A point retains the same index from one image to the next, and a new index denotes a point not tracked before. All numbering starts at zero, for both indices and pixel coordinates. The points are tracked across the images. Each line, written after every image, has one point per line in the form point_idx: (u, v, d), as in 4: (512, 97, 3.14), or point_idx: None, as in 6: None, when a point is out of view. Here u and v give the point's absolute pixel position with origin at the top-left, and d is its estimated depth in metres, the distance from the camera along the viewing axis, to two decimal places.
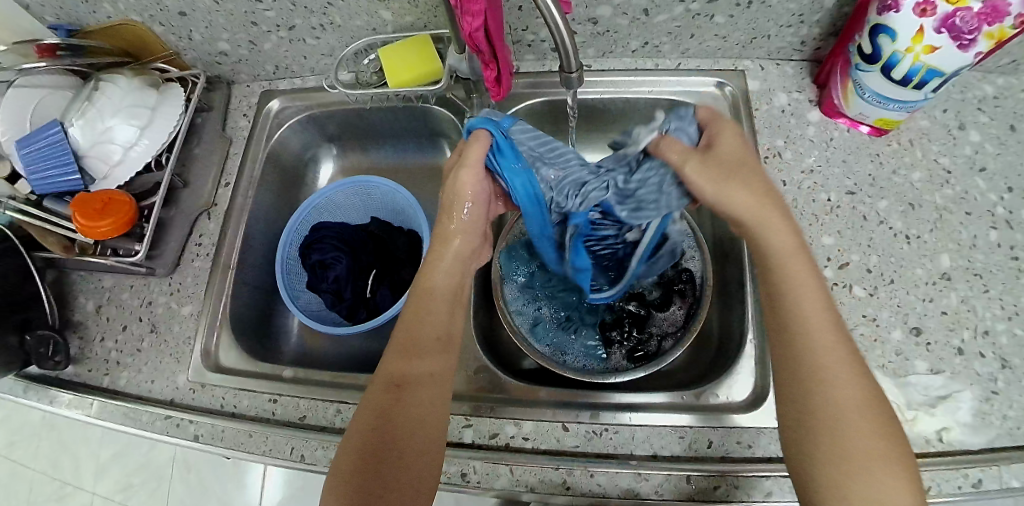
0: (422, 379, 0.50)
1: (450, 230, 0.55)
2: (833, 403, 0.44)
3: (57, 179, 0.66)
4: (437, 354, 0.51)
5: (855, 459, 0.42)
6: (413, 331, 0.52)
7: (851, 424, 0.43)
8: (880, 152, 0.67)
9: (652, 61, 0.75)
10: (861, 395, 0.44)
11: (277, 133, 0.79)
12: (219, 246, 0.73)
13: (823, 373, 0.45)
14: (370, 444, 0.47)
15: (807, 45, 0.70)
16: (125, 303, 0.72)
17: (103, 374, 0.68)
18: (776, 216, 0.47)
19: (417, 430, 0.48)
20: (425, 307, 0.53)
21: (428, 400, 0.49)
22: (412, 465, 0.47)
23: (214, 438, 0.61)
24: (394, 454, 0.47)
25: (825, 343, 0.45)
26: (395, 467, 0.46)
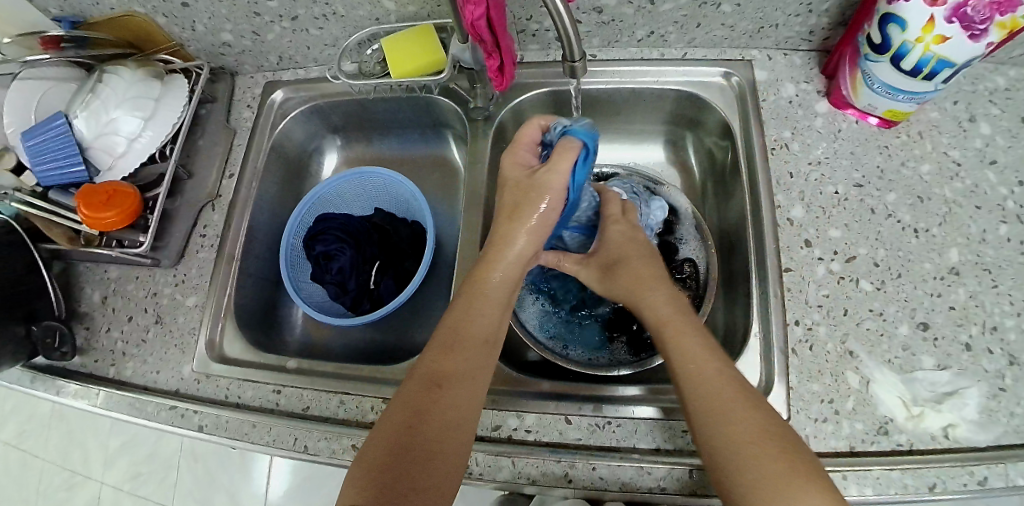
0: (459, 379, 0.50)
1: (511, 230, 0.56)
2: (728, 435, 0.44)
3: (62, 170, 0.67)
4: (477, 356, 0.51)
5: (758, 460, 0.43)
6: (458, 330, 0.52)
7: (744, 454, 0.43)
8: (889, 144, 0.65)
9: (658, 51, 0.74)
10: (756, 426, 0.45)
11: (280, 124, 0.79)
12: (223, 237, 0.73)
13: (707, 387, 0.47)
14: (403, 436, 0.46)
15: (816, 34, 0.68)
16: (130, 295, 0.72)
17: (109, 364, 0.69)
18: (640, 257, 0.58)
19: (453, 429, 0.48)
20: (473, 305, 0.53)
21: (465, 401, 0.49)
22: (441, 463, 0.46)
23: (219, 429, 0.62)
24: (425, 448, 0.46)
25: (708, 384, 0.48)
26: (425, 462, 0.45)
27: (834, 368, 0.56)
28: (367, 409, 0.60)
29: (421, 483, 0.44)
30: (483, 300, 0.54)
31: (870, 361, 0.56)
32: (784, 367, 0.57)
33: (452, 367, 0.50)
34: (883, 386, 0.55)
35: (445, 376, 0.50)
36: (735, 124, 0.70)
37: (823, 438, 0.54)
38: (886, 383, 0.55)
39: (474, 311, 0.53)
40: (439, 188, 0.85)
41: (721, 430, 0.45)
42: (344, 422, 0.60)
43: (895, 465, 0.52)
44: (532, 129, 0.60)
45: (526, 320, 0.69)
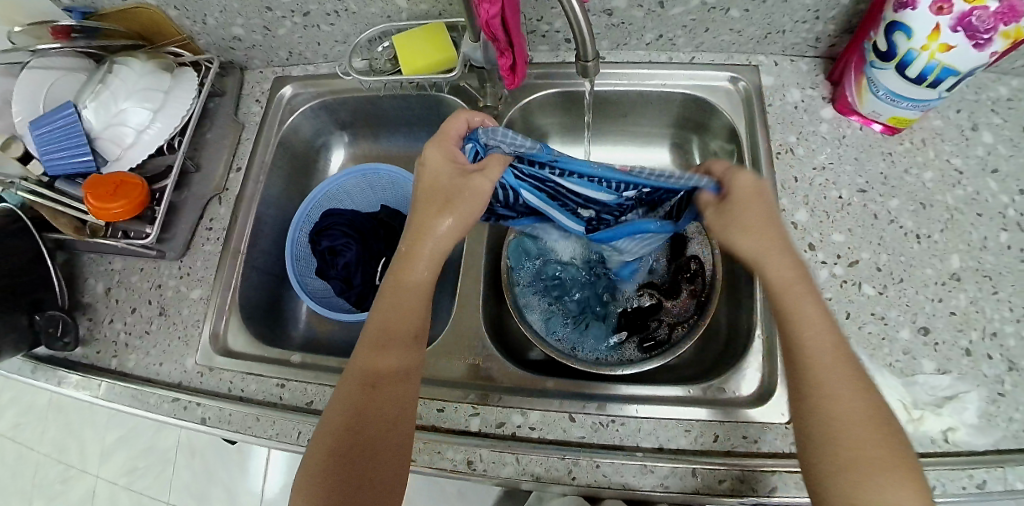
0: (394, 374, 0.50)
1: (425, 230, 0.52)
2: (832, 418, 0.44)
3: (69, 160, 0.66)
4: (407, 349, 0.51)
5: (861, 467, 0.42)
6: (387, 325, 0.51)
7: (841, 437, 0.43)
8: (892, 151, 0.66)
9: (665, 55, 0.74)
10: (863, 412, 0.44)
11: (289, 119, 0.79)
12: (229, 231, 0.73)
13: (821, 385, 0.45)
14: (343, 440, 0.48)
15: (822, 41, 0.69)
16: (134, 286, 0.72)
17: (112, 356, 0.69)
18: (780, 248, 0.49)
19: (392, 424, 0.49)
20: (401, 297, 0.52)
21: (400, 395, 0.50)
22: (384, 457, 0.48)
23: (222, 421, 0.62)
24: (367, 447, 0.48)
25: (818, 354, 0.46)
26: (369, 461, 0.47)
27: None
28: None
29: (366, 482, 0.47)
30: (409, 291, 0.52)
31: (872, 364, 0.57)
32: None
33: (382, 365, 0.50)
34: (885, 389, 0.56)
35: (378, 376, 0.50)
36: (740, 128, 0.71)
37: None
38: (888, 387, 0.56)
39: (405, 306, 0.52)
40: None
41: (822, 408, 0.44)
42: None
43: None
44: (459, 123, 0.54)
45: (534, 319, 0.70)
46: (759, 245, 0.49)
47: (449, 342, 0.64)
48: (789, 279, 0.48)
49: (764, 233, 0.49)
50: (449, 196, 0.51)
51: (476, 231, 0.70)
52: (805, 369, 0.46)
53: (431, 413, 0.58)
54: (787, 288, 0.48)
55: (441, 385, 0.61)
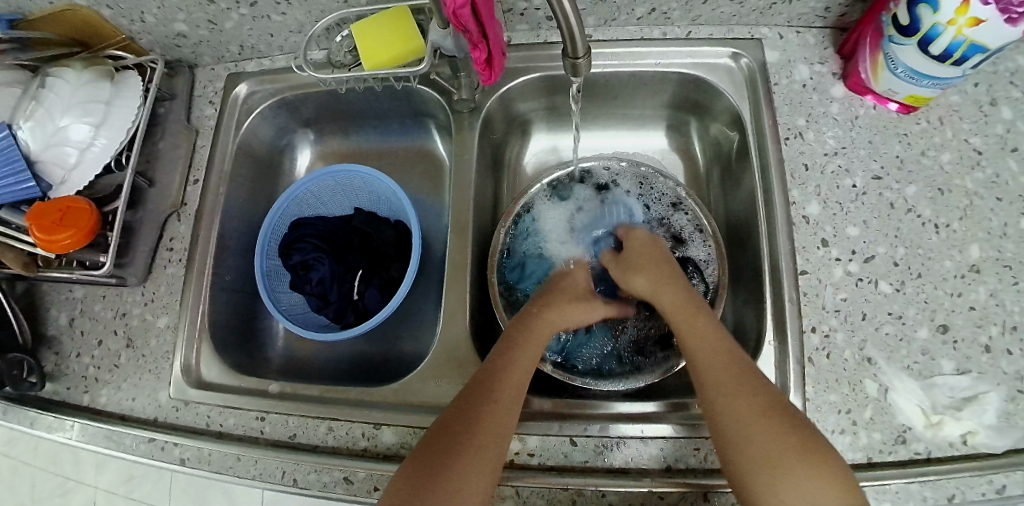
0: (507, 393, 0.49)
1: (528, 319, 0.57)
2: (730, 417, 0.46)
3: (9, 186, 0.60)
4: (524, 373, 0.51)
5: (773, 463, 0.43)
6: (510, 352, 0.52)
7: (745, 430, 0.45)
8: (908, 132, 0.61)
9: (659, 30, 0.68)
10: (759, 407, 0.46)
11: (247, 121, 0.72)
12: (193, 251, 0.67)
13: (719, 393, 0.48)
14: (446, 438, 0.47)
15: (831, 10, 0.63)
16: (98, 315, 0.67)
17: (81, 393, 0.64)
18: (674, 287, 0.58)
19: (492, 434, 0.47)
20: (530, 336, 0.54)
21: (507, 414, 0.48)
22: (477, 466, 0.45)
23: (202, 462, 0.58)
24: (465, 449, 0.46)
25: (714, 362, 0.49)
26: (464, 464, 0.45)
27: (852, 377, 0.54)
28: (359, 435, 0.56)
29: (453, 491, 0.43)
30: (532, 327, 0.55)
31: (889, 368, 0.54)
32: (800, 379, 0.54)
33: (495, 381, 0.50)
34: (903, 394, 0.53)
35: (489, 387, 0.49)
36: (744, 110, 0.65)
37: (841, 450, 0.52)
38: (906, 391, 0.53)
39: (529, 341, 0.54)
40: (425, 182, 0.79)
41: (727, 411, 0.47)
42: (334, 450, 0.56)
43: (919, 477, 0.50)
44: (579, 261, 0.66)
45: None
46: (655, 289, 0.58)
47: (438, 360, 0.60)
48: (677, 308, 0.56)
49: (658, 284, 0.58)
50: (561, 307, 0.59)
51: (460, 238, 0.64)
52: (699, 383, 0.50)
53: None
54: (686, 317, 0.54)
55: (430, 411, 0.57)
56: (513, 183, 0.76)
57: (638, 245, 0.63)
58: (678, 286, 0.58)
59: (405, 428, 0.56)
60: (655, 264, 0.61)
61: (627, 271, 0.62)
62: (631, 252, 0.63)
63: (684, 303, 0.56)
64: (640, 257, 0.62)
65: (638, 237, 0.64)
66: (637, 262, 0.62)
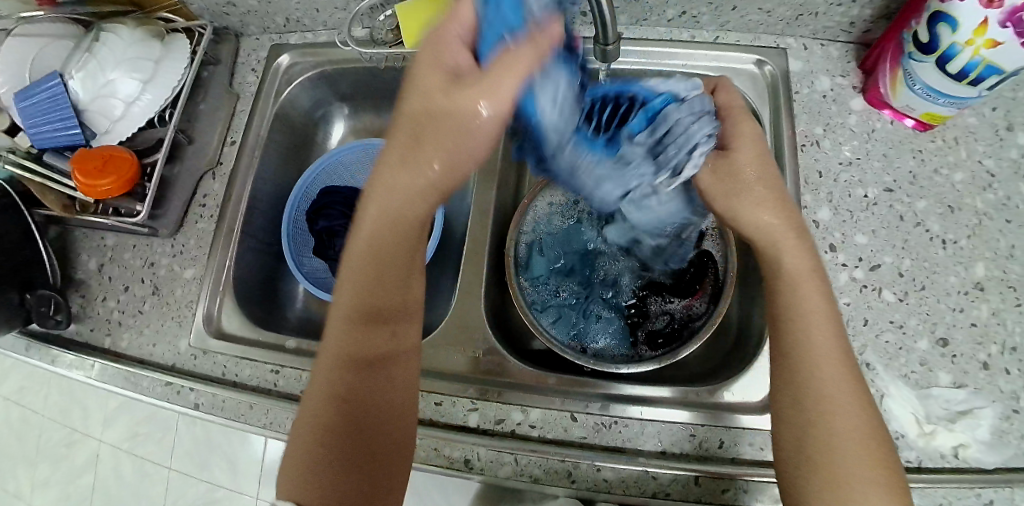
0: (383, 367, 0.48)
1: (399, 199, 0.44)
2: (832, 433, 0.43)
3: (55, 133, 0.63)
4: (410, 313, 0.50)
5: (848, 489, 0.41)
6: (377, 315, 0.48)
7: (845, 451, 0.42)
8: (923, 148, 0.62)
9: (688, 33, 0.70)
10: (862, 431, 0.43)
11: (285, 91, 0.75)
12: (223, 208, 0.70)
13: (825, 405, 0.44)
14: (340, 433, 0.46)
15: (856, 26, 0.65)
16: (127, 264, 0.70)
17: (105, 334, 0.68)
18: (793, 238, 0.48)
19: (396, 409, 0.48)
20: (386, 277, 0.48)
21: (395, 381, 0.49)
22: (389, 438, 0.48)
23: (215, 408, 0.60)
24: (369, 435, 0.47)
25: (827, 364, 0.45)
26: (379, 446, 0.47)
27: None
28: None
29: (372, 475, 0.47)
30: (394, 270, 0.47)
31: (886, 374, 0.55)
32: None
33: (374, 360, 0.48)
34: (897, 401, 0.54)
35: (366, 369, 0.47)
36: (764, 115, 0.66)
37: None
38: (902, 399, 0.54)
39: (398, 275, 0.48)
40: None
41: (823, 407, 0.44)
42: None
43: None
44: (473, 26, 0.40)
45: (540, 315, 0.67)
46: (772, 234, 0.48)
47: (450, 331, 0.63)
48: (801, 273, 0.47)
49: (778, 225, 0.48)
50: (434, 116, 0.39)
51: None
52: (808, 382, 0.45)
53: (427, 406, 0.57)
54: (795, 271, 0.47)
55: (438, 377, 0.59)
56: None
57: (744, 142, 0.50)
58: (803, 239, 0.49)
59: None
60: (779, 197, 0.49)
61: (734, 187, 0.49)
62: (738, 144, 0.51)
63: (808, 271, 0.47)
64: (748, 167, 0.50)
65: (745, 130, 0.51)
66: (738, 183, 0.49)
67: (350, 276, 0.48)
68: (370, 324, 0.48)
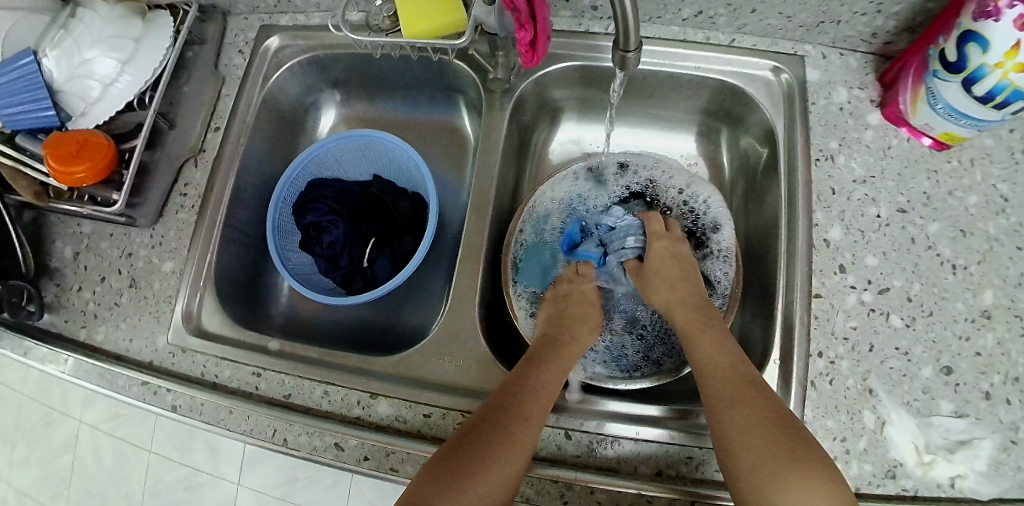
0: (522, 420, 0.49)
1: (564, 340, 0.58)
2: (732, 424, 0.47)
3: (29, 114, 0.59)
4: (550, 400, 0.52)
5: (756, 471, 0.44)
6: (534, 381, 0.52)
7: (743, 436, 0.46)
8: (938, 169, 0.61)
9: (703, 34, 0.66)
10: (759, 416, 0.47)
11: (274, 75, 0.71)
12: (206, 198, 0.66)
13: (720, 404, 0.49)
14: (455, 455, 0.47)
15: (878, 37, 0.62)
16: (104, 253, 0.66)
17: (79, 327, 0.64)
18: (685, 294, 0.58)
19: (509, 458, 0.47)
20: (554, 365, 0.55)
21: (519, 442, 0.48)
22: (495, 474, 0.46)
23: (193, 411, 0.58)
24: (472, 469, 0.46)
25: (718, 372, 0.51)
26: (482, 471, 0.46)
27: (851, 405, 0.54)
28: (353, 403, 0.56)
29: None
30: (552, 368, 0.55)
31: (888, 401, 0.54)
32: (799, 399, 0.54)
33: (512, 395, 0.50)
34: (898, 429, 0.53)
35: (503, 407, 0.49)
36: (778, 125, 0.64)
37: None
38: (902, 427, 0.53)
39: (553, 371, 0.55)
40: (448, 159, 0.78)
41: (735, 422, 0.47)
42: (326, 415, 0.56)
43: None
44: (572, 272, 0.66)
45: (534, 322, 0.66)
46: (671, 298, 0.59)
47: (443, 338, 0.58)
48: (688, 318, 0.57)
49: (673, 292, 0.59)
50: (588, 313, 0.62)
51: (478, 219, 0.63)
52: (706, 390, 0.50)
53: (416, 418, 0.54)
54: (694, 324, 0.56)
55: (429, 388, 0.56)
56: (536, 171, 0.75)
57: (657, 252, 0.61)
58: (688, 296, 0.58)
59: (402, 401, 0.55)
60: (674, 282, 0.59)
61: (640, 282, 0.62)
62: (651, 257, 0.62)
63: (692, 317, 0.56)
64: (654, 264, 0.61)
65: (657, 247, 0.62)
66: (653, 274, 0.60)
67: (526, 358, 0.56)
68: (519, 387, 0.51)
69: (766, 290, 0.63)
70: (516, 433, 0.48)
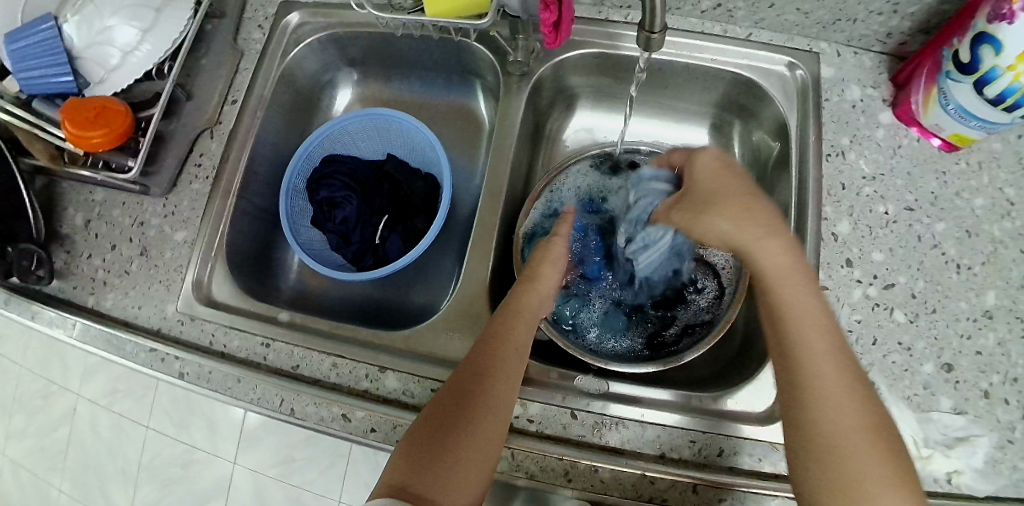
0: (495, 381, 0.49)
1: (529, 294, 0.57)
2: (822, 414, 0.41)
3: (45, 79, 0.60)
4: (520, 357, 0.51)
5: (844, 476, 0.39)
6: (501, 338, 0.52)
7: (834, 432, 0.40)
8: (947, 170, 0.61)
9: (720, 27, 0.67)
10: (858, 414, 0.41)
11: (292, 51, 0.71)
12: (220, 169, 0.67)
13: (818, 387, 0.42)
14: (431, 427, 0.46)
15: (892, 37, 0.63)
16: (116, 221, 0.67)
17: (88, 293, 0.65)
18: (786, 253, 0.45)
19: (489, 416, 0.47)
20: (519, 320, 0.54)
21: (499, 401, 0.48)
22: (481, 434, 0.46)
23: (200, 379, 0.58)
24: (453, 437, 0.46)
25: (821, 351, 0.43)
26: (469, 436, 0.46)
27: None
28: (361, 376, 0.56)
29: (447, 483, 0.44)
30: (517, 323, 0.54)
31: (890, 395, 0.54)
32: None
33: (483, 362, 0.50)
34: (898, 422, 0.54)
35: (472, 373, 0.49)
36: (791, 120, 0.65)
37: None
38: (902, 421, 0.54)
39: (518, 326, 0.53)
40: (462, 142, 0.79)
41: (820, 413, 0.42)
42: (334, 387, 0.56)
43: None
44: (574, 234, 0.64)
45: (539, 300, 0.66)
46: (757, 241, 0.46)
47: (452, 315, 0.59)
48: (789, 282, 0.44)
49: (756, 230, 0.46)
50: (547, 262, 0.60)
51: (492, 200, 0.63)
52: (798, 367, 0.43)
53: (423, 394, 0.55)
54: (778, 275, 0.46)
55: (437, 364, 0.56)
56: (549, 156, 0.76)
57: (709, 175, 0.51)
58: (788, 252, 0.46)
59: (410, 376, 0.55)
60: (738, 201, 0.48)
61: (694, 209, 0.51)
62: (705, 187, 0.51)
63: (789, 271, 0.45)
64: (706, 188, 0.51)
65: (703, 161, 0.52)
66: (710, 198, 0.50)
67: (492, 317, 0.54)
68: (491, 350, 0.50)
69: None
70: (494, 396, 0.48)
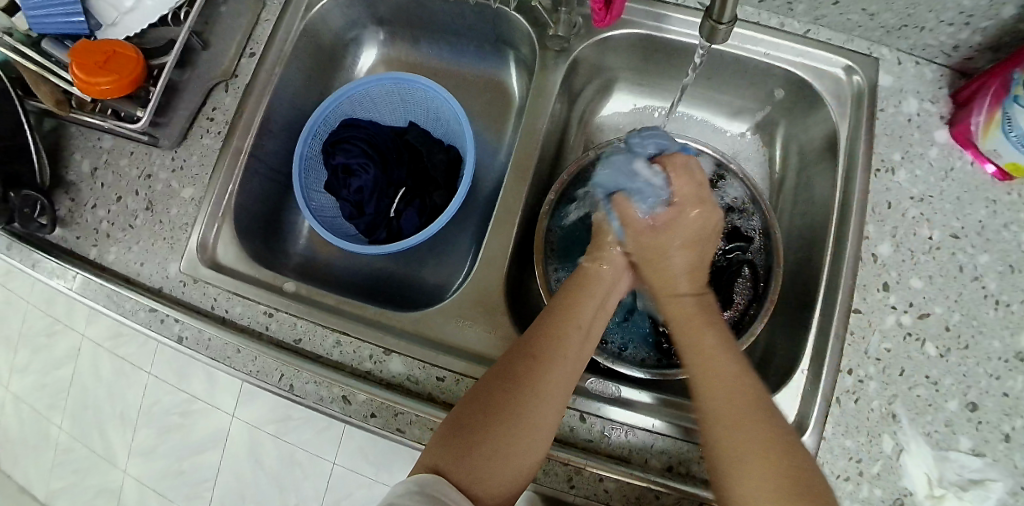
0: (563, 356, 0.47)
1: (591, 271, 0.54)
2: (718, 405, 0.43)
3: (54, 19, 0.57)
4: (581, 341, 0.49)
5: (740, 453, 0.41)
6: (565, 314, 0.50)
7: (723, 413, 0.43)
8: (997, 199, 0.58)
9: (777, 20, 0.62)
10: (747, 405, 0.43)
11: (318, 5, 0.66)
12: (232, 126, 0.64)
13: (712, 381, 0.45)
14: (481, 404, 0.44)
15: (959, 50, 0.58)
16: (122, 172, 0.64)
17: (91, 244, 0.63)
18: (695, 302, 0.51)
19: (549, 386, 0.45)
20: (587, 297, 0.52)
21: (563, 376, 0.46)
22: (542, 410, 0.44)
23: (200, 346, 0.56)
24: (507, 419, 0.43)
25: (705, 348, 0.47)
26: (528, 409, 0.44)
27: (872, 427, 0.52)
28: (365, 357, 0.54)
29: (501, 464, 0.42)
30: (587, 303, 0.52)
31: (909, 429, 0.52)
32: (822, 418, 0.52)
33: (548, 335, 0.48)
34: (914, 458, 0.52)
35: (531, 360, 0.46)
36: (841, 129, 0.61)
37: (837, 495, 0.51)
38: (918, 456, 0.52)
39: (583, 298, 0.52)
40: (489, 117, 0.75)
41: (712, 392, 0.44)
42: (336, 365, 0.54)
43: None
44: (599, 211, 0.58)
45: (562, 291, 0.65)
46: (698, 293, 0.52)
47: (464, 301, 0.57)
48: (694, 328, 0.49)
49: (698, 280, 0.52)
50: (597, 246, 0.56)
51: (515, 183, 0.60)
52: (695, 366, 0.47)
53: (428, 380, 0.53)
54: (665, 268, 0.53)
55: (444, 351, 0.54)
56: (579, 141, 0.73)
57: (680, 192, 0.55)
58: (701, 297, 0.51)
59: (415, 361, 0.54)
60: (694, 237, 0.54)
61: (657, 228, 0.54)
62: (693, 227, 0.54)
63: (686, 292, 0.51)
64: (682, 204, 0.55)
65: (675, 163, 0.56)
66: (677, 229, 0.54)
67: (560, 292, 0.53)
68: (557, 324, 0.49)
69: (801, 298, 0.61)
70: (556, 373, 0.46)
